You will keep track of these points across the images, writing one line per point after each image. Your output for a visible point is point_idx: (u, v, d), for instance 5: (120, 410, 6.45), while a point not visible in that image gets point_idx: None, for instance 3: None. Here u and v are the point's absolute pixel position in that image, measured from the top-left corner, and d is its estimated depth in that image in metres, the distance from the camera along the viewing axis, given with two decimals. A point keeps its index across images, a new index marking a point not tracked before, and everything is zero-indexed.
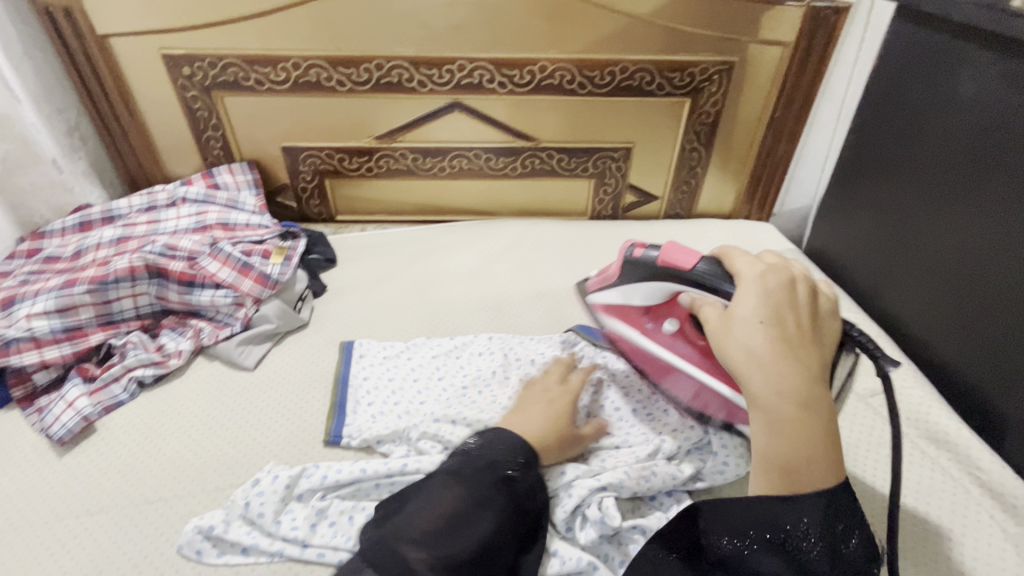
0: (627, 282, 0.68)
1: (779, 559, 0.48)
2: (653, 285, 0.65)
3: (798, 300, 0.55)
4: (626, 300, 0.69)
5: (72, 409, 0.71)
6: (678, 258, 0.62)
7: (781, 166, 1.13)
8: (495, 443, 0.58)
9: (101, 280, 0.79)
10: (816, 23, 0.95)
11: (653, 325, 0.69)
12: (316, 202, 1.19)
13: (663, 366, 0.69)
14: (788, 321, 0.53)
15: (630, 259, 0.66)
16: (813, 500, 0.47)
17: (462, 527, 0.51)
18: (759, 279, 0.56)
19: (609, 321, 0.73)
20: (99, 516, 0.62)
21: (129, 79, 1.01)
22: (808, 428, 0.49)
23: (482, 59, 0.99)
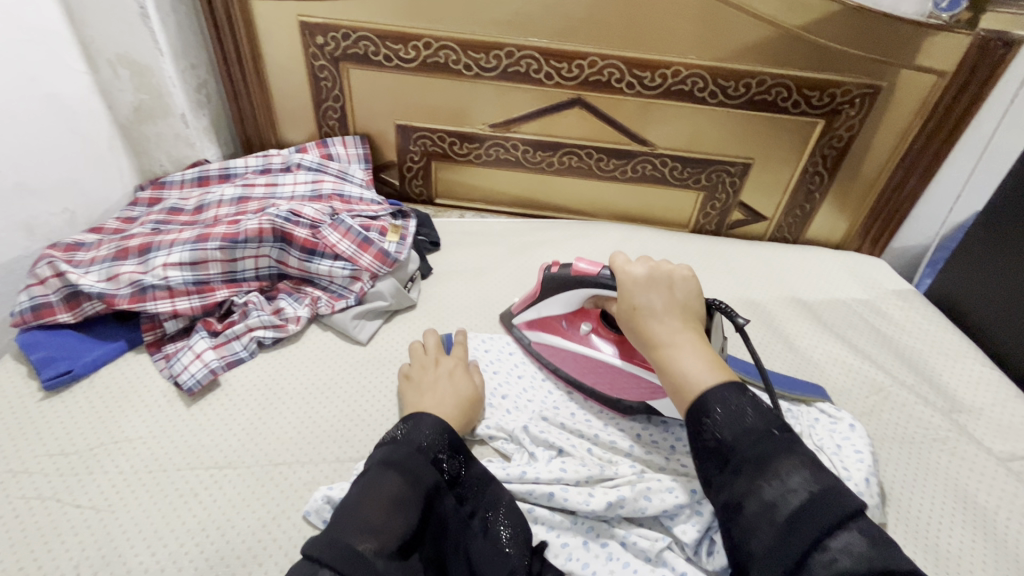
0: (544, 298, 0.74)
1: (709, 462, 0.50)
2: (566, 294, 0.71)
3: (670, 281, 0.60)
4: (546, 313, 0.76)
5: (200, 360, 0.72)
6: (584, 264, 0.67)
7: (905, 205, 1.06)
8: (419, 425, 0.57)
9: (231, 238, 0.80)
10: (980, 54, 0.88)
11: (571, 329, 0.74)
12: (419, 182, 1.20)
13: (583, 365, 0.72)
14: (661, 280, 0.60)
15: (545, 278, 0.72)
16: (711, 395, 0.51)
17: (397, 514, 0.50)
18: (629, 264, 0.62)
19: (535, 335, 0.78)
20: (227, 471, 0.63)
21: (262, 43, 1.03)
22: (709, 365, 0.54)
23: (615, 57, 0.96)
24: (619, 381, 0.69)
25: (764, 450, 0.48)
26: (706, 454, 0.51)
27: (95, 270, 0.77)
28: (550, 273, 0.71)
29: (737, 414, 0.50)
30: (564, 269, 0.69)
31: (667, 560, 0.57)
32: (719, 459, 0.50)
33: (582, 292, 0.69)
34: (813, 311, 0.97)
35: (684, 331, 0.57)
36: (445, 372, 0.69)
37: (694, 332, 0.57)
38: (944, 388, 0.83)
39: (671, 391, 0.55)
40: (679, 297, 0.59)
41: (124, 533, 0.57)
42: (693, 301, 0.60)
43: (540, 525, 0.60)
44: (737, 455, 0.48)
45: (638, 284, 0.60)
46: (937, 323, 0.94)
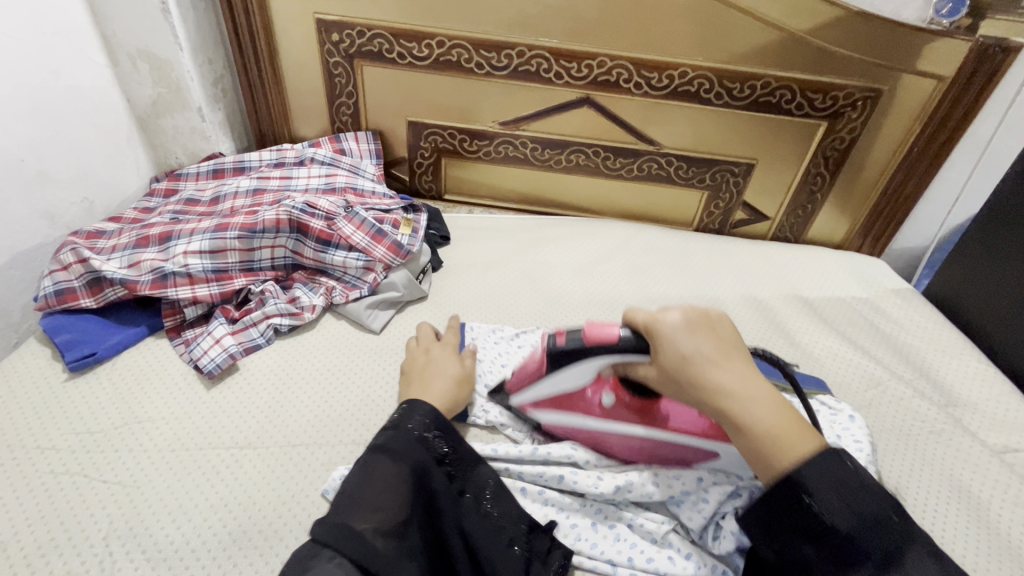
0: (553, 372, 0.63)
1: (813, 547, 0.46)
2: (584, 367, 0.61)
3: (711, 331, 0.54)
4: (557, 389, 0.65)
5: (219, 345, 0.74)
6: (601, 328, 0.59)
7: (905, 206, 1.09)
8: (407, 411, 0.59)
9: (250, 228, 0.82)
10: (979, 60, 0.90)
11: (590, 403, 0.64)
12: (429, 178, 1.22)
13: (615, 441, 0.64)
14: (703, 330, 0.54)
15: (551, 349, 0.62)
16: (808, 470, 0.47)
17: (391, 495, 0.53)
18: (666, 317, 0.55)
19: (543, 415, 0.68)
20: (248, 450, 0.65)
21: (279, 39, 1.06)
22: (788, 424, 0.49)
23: (623, 58, 0.98)
24: (662, 451, 0.63)
25: (883, 540, 0.45)
26: (805, 537, 0.47)
27: (117, 257, 0.80)
28: (557, 344, 0.62)
29: (849, 496, 0.46)
30: (574, 337, 0.61)
31: (672, 542, 0.60)
32: (826, 546, 0.46)
33: (601, 360, 0.60)
34: (814, 308, 0.99)
35: (748, 380, 0.51)
36: (436, 356, 0.72)
37: (756, 379, 0.52)
38: (941, 384, 0.85)
39: (752, 454, 0.50)
40: (725, 341, 0.54)
41: (150, 507, 0.59)
42: (739, 343, 0.55)
43: (550, 507, 0.63)
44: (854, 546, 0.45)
45: (683, 330, 0.54)
46: (934, 321, 0.96)
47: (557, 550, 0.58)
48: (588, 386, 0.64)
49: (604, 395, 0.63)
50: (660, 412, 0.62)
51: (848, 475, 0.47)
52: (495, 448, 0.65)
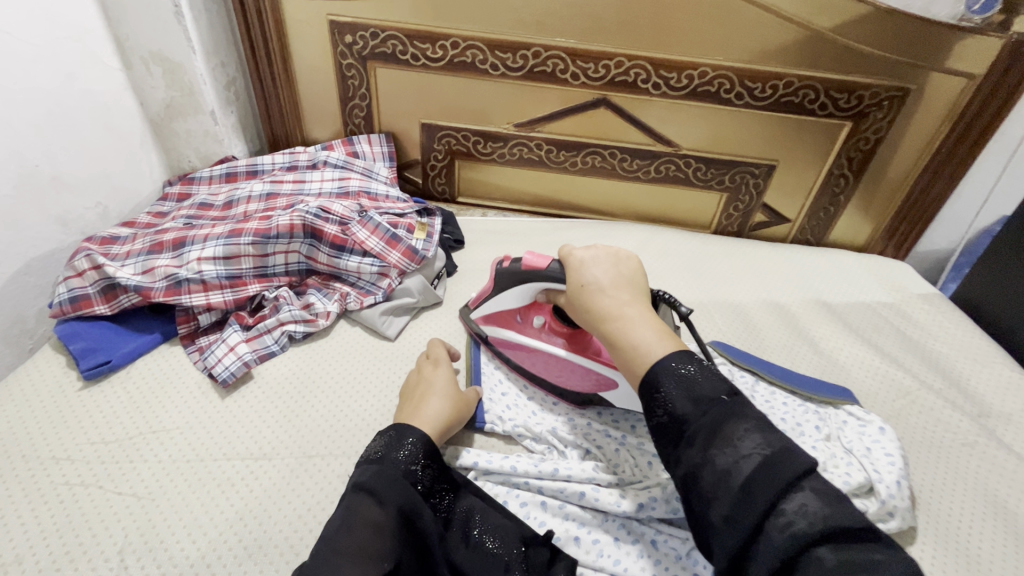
0: (497, 291, 0.72)
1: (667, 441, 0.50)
2: (517, 289, 0.70)
3: (616, 265, 0.62)
4: (500, 306, 0.74)
5: (234, 353, 0.74)
6: (536, 258, 0.67)
7: (932, 208, 1.06)
8: (394, 440, 0.58)
9: (264, 234, 0.81)
10: (1012, 57, 0.87)
11: (526, 322, 0.73)
12: (442, 181, 1.21)
13: (536, 360, 0.73)
14: (607, 261, 0.62)
15: (498, 271, 0.71)
16: (659, 370, 0.51)
17: (378, 539, 0.49)
18: (579, 252, 0.63)
19: (489, 330, 0.77)
20: (262, 462, 0.64)
21: (292, 41, 1.05)
22: (660, 334, 0.55)
23: (642, 58, 0.96)
24: (572, 375, 0.70)
25: (716, 417, 0.47)
26: (663, 430, 0.50)
27: (131, 263, 0.79)
28: (501, 267, 0.71)
29: (687, 384, 0.50)
30: (514, 263, 0.69)
31: (699, 560, 0.57)
32: (674, 434, 0.49)
33: (532, 285, 0.68)
34: (838, 314, 0.96)
35: (628, 301, 0.58)
36: (434, 378, 0.69)
37: (635, 301, 0.58)
38: (972, 393, 0.82)
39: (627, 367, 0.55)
40: (624, 274, 0.61)
41: (165, 520, 0.58)
42: (638, 278, 0.61)
43: (571, 522, 0.61)
44: (691, 426, 0.48)
45: (585, 263, 0.62)
46: (963, 327, 0.93)
47: (561, 561, 0.56)
48: (525, 308, 0.73)
49: (535, 316, 0.72)
50: (580, 342, 0.70)
51: (690, 370, 0.51)
52: (514, 464, 0.64)
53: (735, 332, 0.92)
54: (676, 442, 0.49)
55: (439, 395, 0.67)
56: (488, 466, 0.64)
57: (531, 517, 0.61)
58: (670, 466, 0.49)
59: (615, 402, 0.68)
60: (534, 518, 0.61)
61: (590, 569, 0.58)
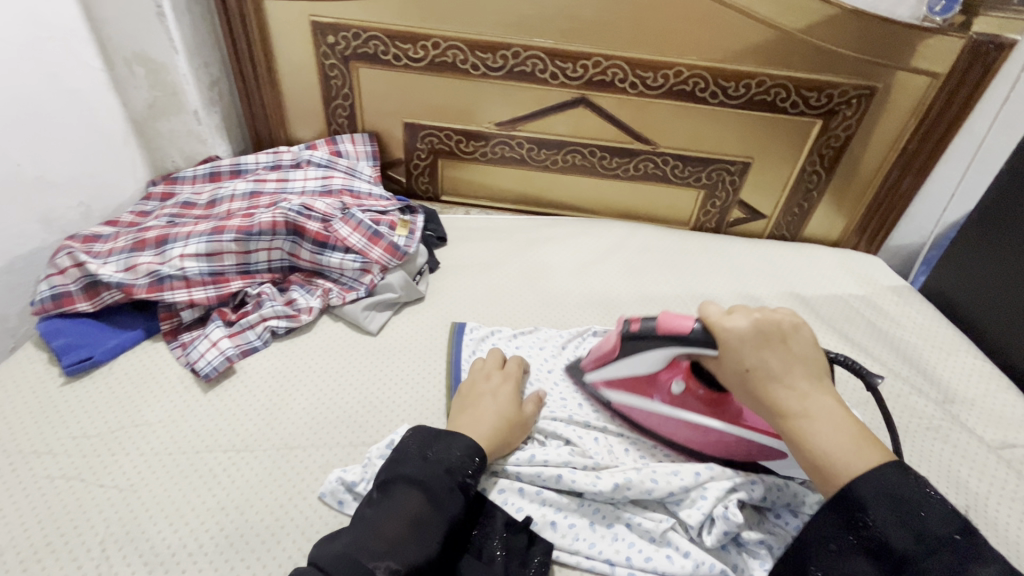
0: (626, 357, 0.65)
1: (866, 563, 0.46)
2: (654, 355, 0.62)
3: (786, 337, 0.54)
4: (630, 372, 0.67)
5: (216, 348, 0.75)
6: (674, 320, 0.59)
7: (901, 203, 1.09)
8: (454, 445, 0.58)
9: (246, 231, 0.82)
10: (973, 57, 0.90)
11: (660, 386, 0.66)
12: (425, 179, 1.22)
13: (683, 430, 0.65)
14: (772, 334, 0.53)
15: (625, 334, 0.64)
16: (865, 487, 0.46)
17: (414, 535, 0.51)
18: (734, 321, 0.55)
19: (614, 394, 0.70)
20: (244, 454, 0.65)
21: (275, 42, 1.06)
22: (854, 439, 0.49)
23: (618, 57, 0.98)
24: (735, 447, 0.63)
25: (950, 564, 0.43)
26: (861, 552, 0.46)
27: (114, 261, 0.80)
28: (632, 329, 0.63)
29: (905, 516, 0.45)
30: (646, 325, 0.61)
31: (671, 540, 0.59)
32: (878, 562, 0.46)
33: (674, 352, 0.60)
34: (811, 306, 0.99)
35: (811, 392, 0.52)
36: (496, 391, 0.68)
37: (820, 390, 0.52)
38: (937, 380, 0.85)
39: (807, 466, 0.50)
40: (794, 343, 0.54)
41: (147, 511, 0.59)
42: (812, 350, 0.55)
43: (548, 507, 0.62)
44: (916, 568, 0.44)
45: (744, 339, 0.54)
46: (930, 317, 0.96)
47: (537, 546, 0.58)
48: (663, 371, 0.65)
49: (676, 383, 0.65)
50: (736, 409, 0.63)
51: (899, 490, 0.46)
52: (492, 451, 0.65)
53: None
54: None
55: (495, 413, 0.65)
56: None
57: (508, 503, 0.62)
58: None
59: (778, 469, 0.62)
60: (512, 504, 0.62)
61: (566, 553, 0.60)
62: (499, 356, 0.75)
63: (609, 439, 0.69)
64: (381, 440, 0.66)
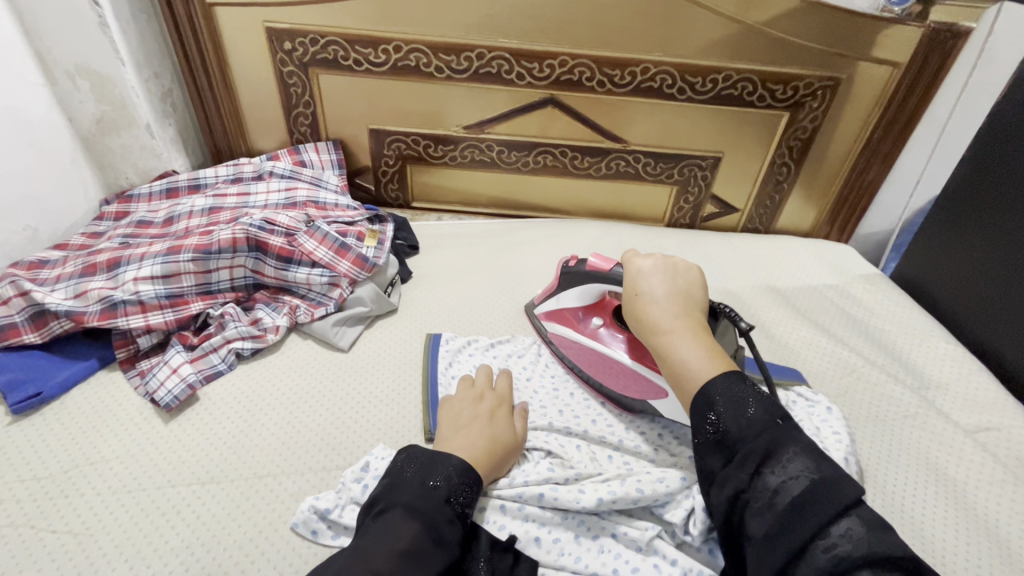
0: (563, 288, 0.76)
1: (716, 457, 0.52)
2: (583, 287, 0.73)
3: (675, 274, 0.65)
4: (562, 305, 0.78)
5: (176, 375, 0.71)
6: (599, 260, 0.71)
7: (869, 192, 1.10)
8: (452, 472, 0.56)
9: (205, 249, 0.79)
10: (931, 45, 0.92)
11: (585, 322, 0.76)
12: (395, 187, 1.19)
13: (590, 358, 0.74)
14: (664, 270, 0.65)
15: (565, 270, 0.75)
16: (710, 387, 0.54)
17: (409, 567, 0.48)
18: (639, 261, 0.67)
19: (550, 326, 0.80)
20: (210, 486, 0.61)
21: (229, 50, 1.02)
22: (710, 350, 0.58)
23: (584, 56, 0.97)
24: (627, 379, 0.70)
25: (767, 442, 0.50)
26: (710, 447, 0.52)
27: (62, 287, 0.75)
28: (568, 265, 0.75)
29: (732, 407, 0.52)
30: (580, 263, 0.73)
31: (658, 548, 0.58)
32: (724, 452, 0.51)
33: (598, 287, 0.71)
34: (786, 298, 0.99)
35: (684, 315, 0.61)
36: (486, 412, 0.66)
37: (694, 317, 0.61)
38: (913, 367, 0.86)
39: (670, 377, 0.59)
40: (683, 283, 0.65)
41: (104, 556, 0.55)
42: (696, 291, 0.65)
43: (532, 523, 0.61)
44: (745, 446, 0.50)
45: (642, 273, 0.65)
46: (904, 305, 0.97)
47: (522, 564, 0.57)
48: (587, 306, 0.76)
49: (596, 316, 0.75)
50: (637, 346, 0.70)
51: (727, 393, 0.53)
52: None
53: None
54: (726, 459, 0.51)
55: (484, 434, 0.62)
56: None
57: (490, 521, 0.60)
58: (715, 481, 0.51)
59: (664, 410, 0.67)
60: (494, 522, 0.60)
61: (552, 569, 0.58)
62: (489, 372, 0.73)
63: (591, 447, 0.68)
64: (357, 463, 0.64)
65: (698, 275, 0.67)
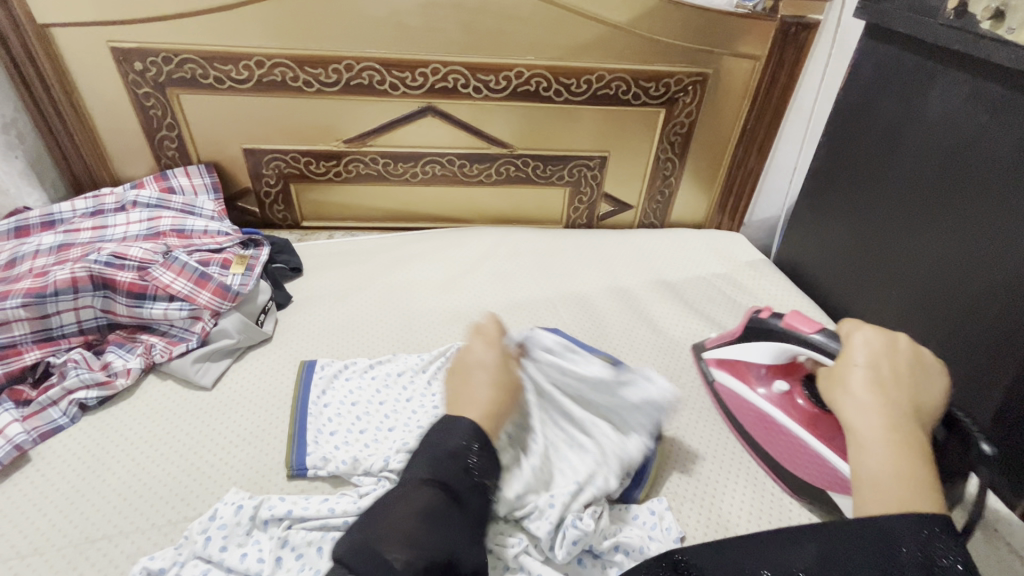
0: (748, 342, 0.73)
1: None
2: (774, 346, 0.69)
3: (902, 365, 0.55)
4: (743, 358, 0.75)
5: (2, 437, 0.64)
6: (798, 321, 0.66)
7: (750, 179, 1.15)
8: (457, 431, 0.54)
9: (38, 292, 0.72)
10: (785, 38, 0.96)
11: (764, 382, 0.73)
12: (281, 207, 1.14)
13: (762, 424, 0.71)
14: (890, 359, 0.56)
15: (752, 321, 0.72)
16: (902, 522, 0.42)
17: (428, 528, 0.46)
18: (881, 338, 0.57)
19: (718, 374, 0.78)
20: (32, 559, 0.55)
21: (74, 74, 0.94)
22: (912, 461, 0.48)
23: (456, 63, 0.96)
24: (801, 455, 0.67)
25: None
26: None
27: None
28: (759, 318, 0.71)
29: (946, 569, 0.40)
30: (775, 318, 0.69)
31: (523, 565, 0.56)
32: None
33: (793, 349, 0.67)
34: (676, 291, 1.01)
35: (899, 412, 0.51)
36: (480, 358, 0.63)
37: (914, 423, 0.51)
38: None
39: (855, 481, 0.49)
40: (917, 371, 0.55)
41: None
42: (931, 395, 0.55)
43: None
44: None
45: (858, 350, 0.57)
46: (783, 287, 1.01)
47: None
48: (776, 367, 0.72)
49: (782, 381, 0.72)
50: (827, 426, 0.66)
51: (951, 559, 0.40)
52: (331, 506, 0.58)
53: (580, 325, 0.92)
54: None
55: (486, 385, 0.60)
56: (304, 513, 0.57)
57: None
58: None
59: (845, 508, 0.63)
60: None
61: None
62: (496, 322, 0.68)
63: None
64: (204, 513, 0.59)
65: (944, 381, 0.57)
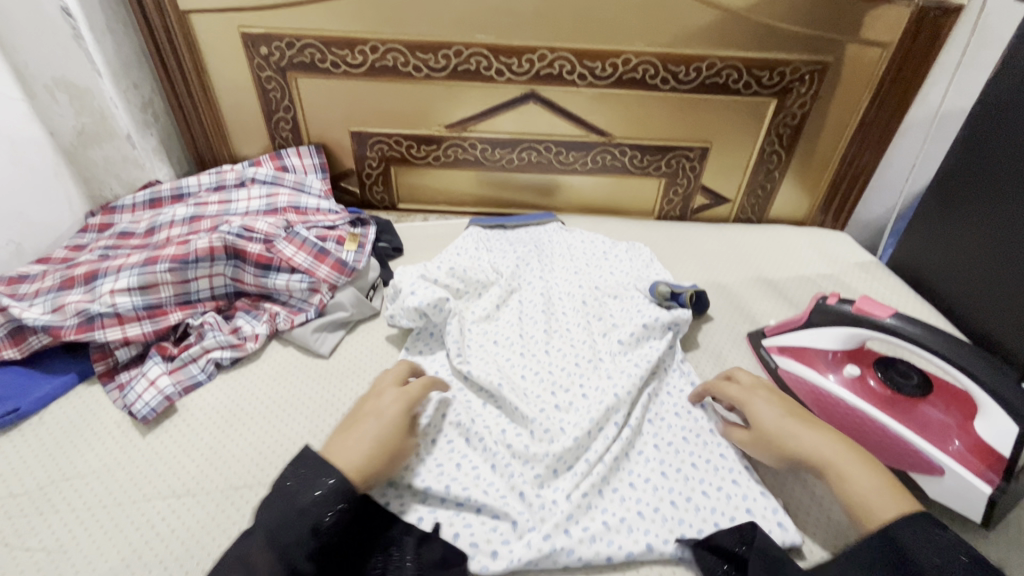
0: (815, 327, 0.71)
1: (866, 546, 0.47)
2: (847, 332, 0.67)
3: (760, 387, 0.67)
4: (811, 343, 0.72)
5: (154, 388, 0.70)
6: (872, 305, 0.65)
7: (860, 178, 1.07)
8: (306, 482, 0.50)
9: (182, 259, 0.78)
10: (921, 23, 0.89)
11: (832, 366, 0.70)
12: (379, 189, 1.18)
13: (833, 409, 0.69)
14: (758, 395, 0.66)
15: (820, 308, 0.70)
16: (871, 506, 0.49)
17: None
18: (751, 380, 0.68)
19: (782, 362, 0.75)
20: (185, 499, 0.61)
21: (206, 57, 1.01)
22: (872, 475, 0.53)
23: (564, 49, 0.95)
24: (870, 433, 0.65)
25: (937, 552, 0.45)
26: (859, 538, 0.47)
27: (41, 302, 0.76)
28: (826, 304, 0.69)
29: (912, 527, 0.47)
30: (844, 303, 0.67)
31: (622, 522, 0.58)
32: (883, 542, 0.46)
33: (866, 335, 0.65)
34: (778, 289, 0.97)
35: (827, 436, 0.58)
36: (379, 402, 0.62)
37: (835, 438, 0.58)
38: None
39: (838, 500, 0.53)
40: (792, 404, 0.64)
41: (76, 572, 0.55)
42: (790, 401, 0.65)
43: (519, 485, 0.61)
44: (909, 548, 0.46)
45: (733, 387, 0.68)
46: (898, 292, 0.95)
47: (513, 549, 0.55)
48: (847, 350, 0.70)
49: (853, 365, 0.69)
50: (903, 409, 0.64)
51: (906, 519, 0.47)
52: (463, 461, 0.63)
53: None
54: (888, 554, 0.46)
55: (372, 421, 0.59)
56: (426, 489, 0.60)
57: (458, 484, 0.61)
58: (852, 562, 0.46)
59: (929, 490, 0.62)
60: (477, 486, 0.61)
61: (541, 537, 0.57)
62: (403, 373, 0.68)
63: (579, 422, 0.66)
64: None
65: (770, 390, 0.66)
